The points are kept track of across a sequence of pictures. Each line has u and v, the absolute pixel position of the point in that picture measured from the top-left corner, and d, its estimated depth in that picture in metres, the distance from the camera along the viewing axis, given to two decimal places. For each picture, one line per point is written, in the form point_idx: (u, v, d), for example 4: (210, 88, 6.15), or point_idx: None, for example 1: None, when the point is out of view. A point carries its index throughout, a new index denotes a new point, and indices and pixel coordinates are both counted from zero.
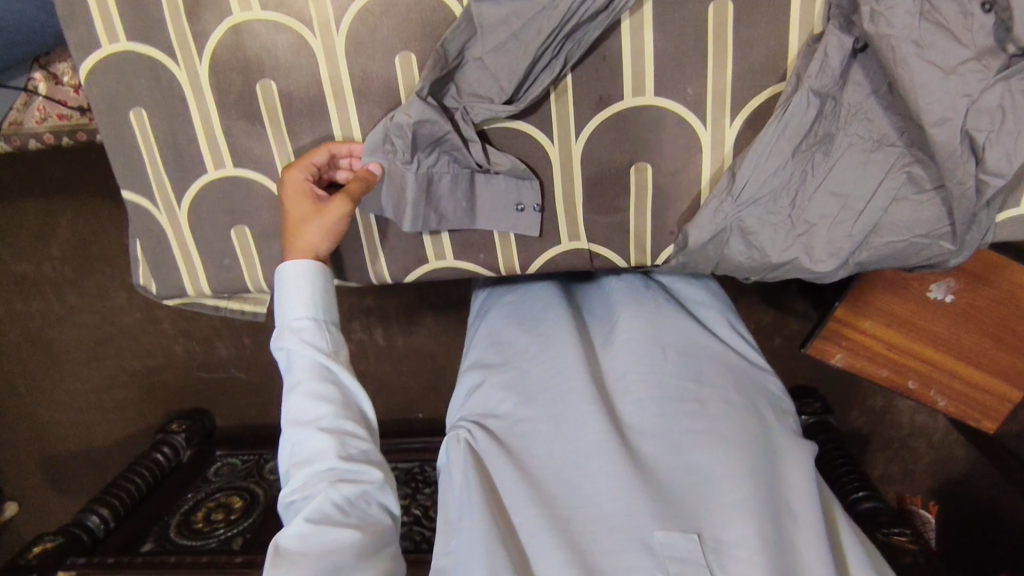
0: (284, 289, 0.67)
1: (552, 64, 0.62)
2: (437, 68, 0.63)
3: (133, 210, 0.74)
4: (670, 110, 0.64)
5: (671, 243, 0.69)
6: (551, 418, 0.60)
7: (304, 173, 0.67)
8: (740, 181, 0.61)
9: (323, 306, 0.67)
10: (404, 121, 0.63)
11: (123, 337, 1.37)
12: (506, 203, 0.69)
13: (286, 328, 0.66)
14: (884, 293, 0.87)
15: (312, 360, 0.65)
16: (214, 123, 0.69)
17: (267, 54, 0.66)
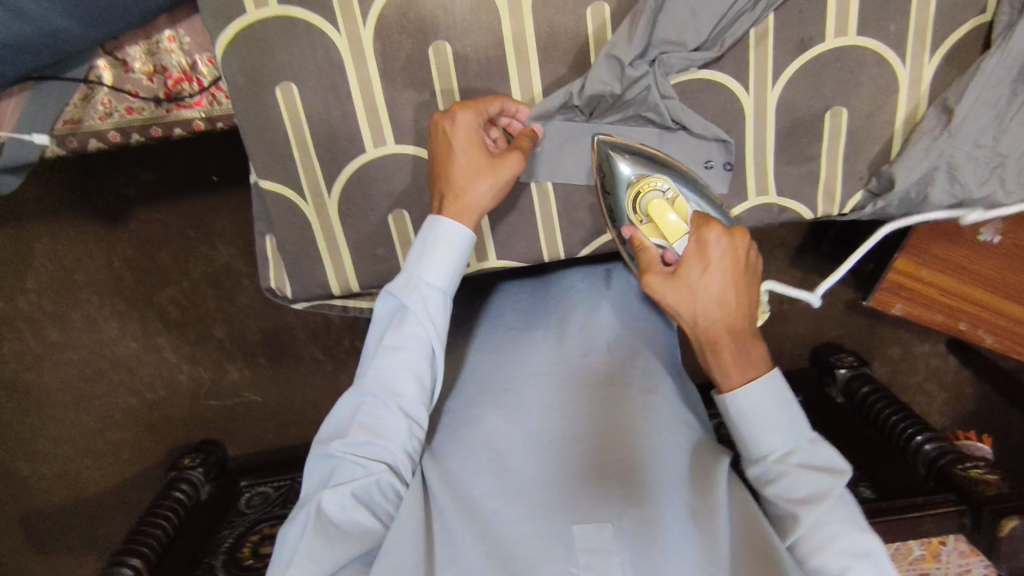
0: (424, 242, 0.58)
1: (752, 7, 0.60)
2: (648, 21, 0.58)
3: (270, 200, 0.66)
4: (869, 49, 0.62)
5: (862, 187, 0.68)
6: (507, 416, 0.58)
7: (475, 117, 0.58)
8: (957, 119, 0.62)
9: (455, 281, 0.59)
10: (607, 90, 0.61)
11: (115, 371, 1.17)
12: (694, 162, 0.66)
13: (415, 287, 0.58)
14: (938, 239, 0.88)
15: (422, 334, 0.57)
16: (376, 94, 0.62)
17: (442, 12, 0.59)
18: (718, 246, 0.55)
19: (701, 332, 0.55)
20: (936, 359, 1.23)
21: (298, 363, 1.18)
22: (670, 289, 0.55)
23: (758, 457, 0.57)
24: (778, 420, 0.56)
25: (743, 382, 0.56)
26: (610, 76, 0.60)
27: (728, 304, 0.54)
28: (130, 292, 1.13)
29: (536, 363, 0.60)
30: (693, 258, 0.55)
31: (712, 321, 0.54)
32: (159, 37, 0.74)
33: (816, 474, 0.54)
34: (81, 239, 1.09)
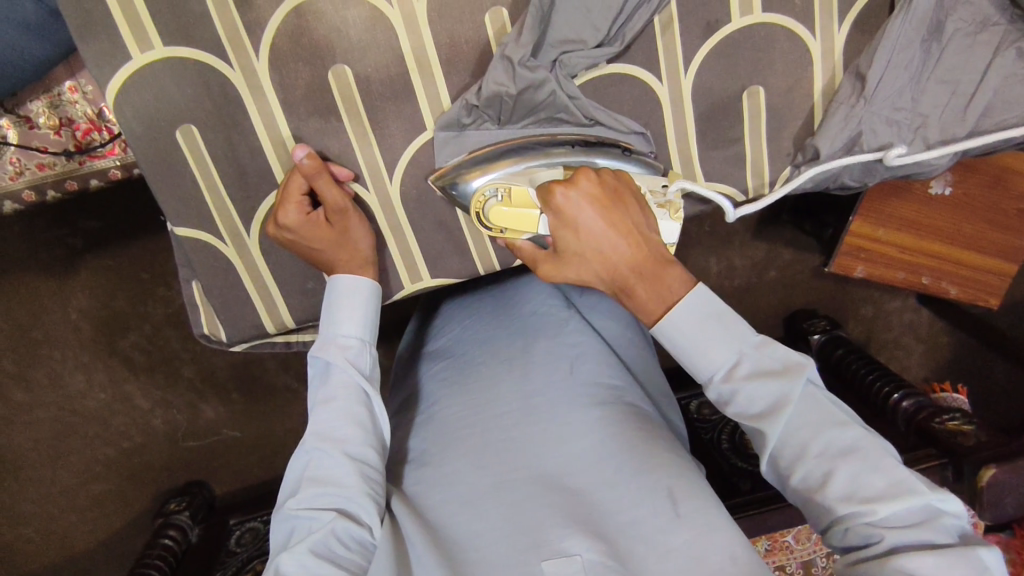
0: (334, 300, 0.61)
1: None
2: (538, 20, 0.57)
3: (189, 246, 0.63)
4: (778, 25, 0.62)
5: (787, 162, 0.67)
6: (464, 441, 0.57)
7: (298, 206, 0.59)
8: (871, 84, 0.61)
9: (373, 326, 0.61)
10: (502, 89, 0.58)
11: (79, 425, 1.13)
12: None
13: (332, 342, 0.60)
14: (891, 199, 0.87)
15: (351, 380, 0.58)
16: (281, 126, 0.60)
17: (338, 35, 0.58)
18: (572, 203, 0.53)
19: (614, 280, 0.54)
20: (901, 315, 1.23)
21: (264, 397, 1.15)
22: (559, 266, 0.56)
23: (706, 381, 0.54)
24: (712, 336, 0.53)
25: (664, 311, 0.54)
26: (505, 76, 0.58)
27: (612, 243, 0.53)
28: (83, 345, 1.09)
29: (476, 385, 0.60)
30: (557, 229, 0.54)
31: (614, 265, 0.54)
32: (60, 89, 0.71)
33: (766, 381, 0.51)
34: (27, 293, 1.06)
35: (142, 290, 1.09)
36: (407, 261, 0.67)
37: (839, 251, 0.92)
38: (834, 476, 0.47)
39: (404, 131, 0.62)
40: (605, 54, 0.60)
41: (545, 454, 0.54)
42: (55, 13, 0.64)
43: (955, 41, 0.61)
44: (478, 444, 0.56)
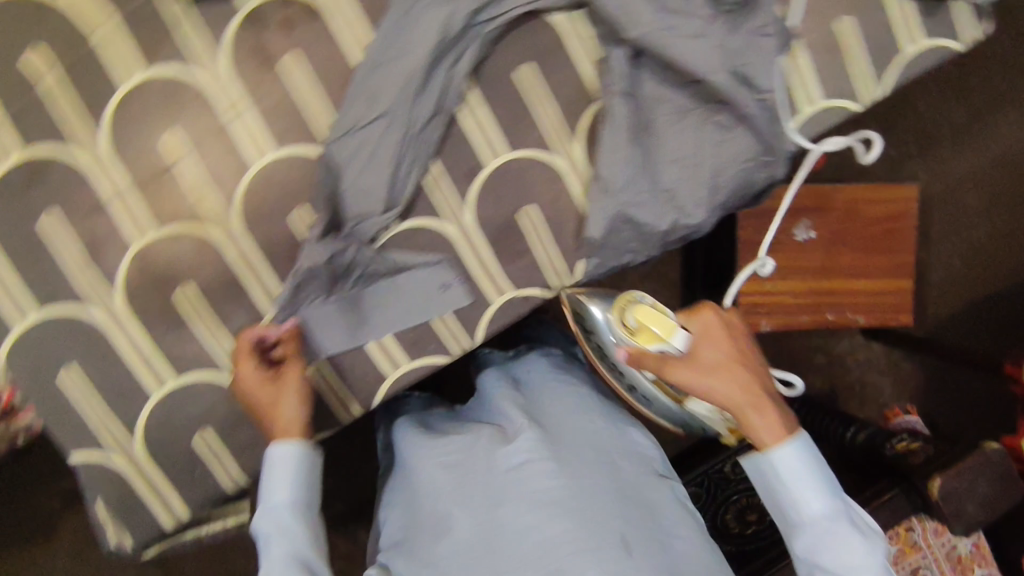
0: (268, 471, 0.72)
1: (412, 168, 0.72)
2: (324, 208, 0.71)
3: (86, 467, 0.74)
4: (525, 157, 0.75)
5: (582, 255, 0.78)
6: (453, 491, 0.72)
7: (253, 360, 0.72)
8: (607, 180, 0.74)
9: (304, 490, 0.73)
10: (316, 264, 0.71)
11: None
12: (431, 288, 0.75)
13: (268, 513, 0.71)
14: None
15: (285, 554, 0.69)
16: (145, 345, 0.73)
17: (175, 265, 0.72)
18: (715, 332, 0.73)
19: (737, 409, 0.70)
20: None
21: None
22: (689, 370, 0.71)
23: (796, 502, 0.70)
24: (817, 480, 0.69)
25: (777, 443, 0.70)
26: (318, 253, 0.71)
27: (732, 370, 0.71)
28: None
29: (442, 488, 0.73)
30: (698, 341, 0.73)
31: (725, 394, 0.70)
32: None
33: (857, 537, 0.67)
34: None
35: None
36: None
37: None
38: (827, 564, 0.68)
39: (248, 319, 0.74)
40: (393, 215, 0.73)
41: (539, 477, 0.69)
42: None
43: (670, 125, 0.75)
44: (446, 543, 0.69)
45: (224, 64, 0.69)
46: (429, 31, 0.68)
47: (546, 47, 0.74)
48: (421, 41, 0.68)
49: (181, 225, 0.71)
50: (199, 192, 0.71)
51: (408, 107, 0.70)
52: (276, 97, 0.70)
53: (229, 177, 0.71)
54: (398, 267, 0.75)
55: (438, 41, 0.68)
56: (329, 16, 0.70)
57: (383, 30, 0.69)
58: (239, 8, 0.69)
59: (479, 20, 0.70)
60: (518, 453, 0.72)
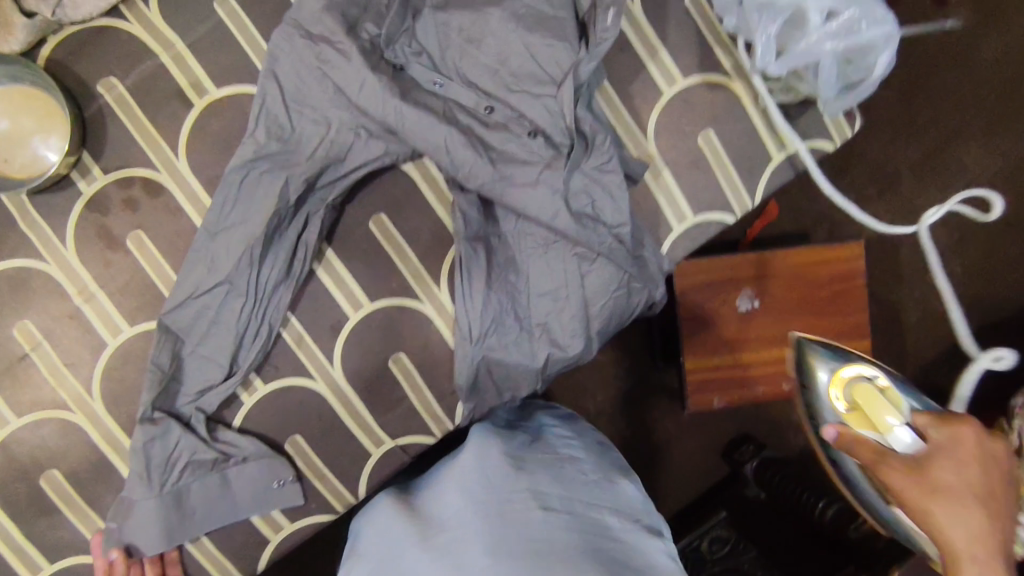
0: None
1: (260, 331, 0.72)
2: (157, 384, 0.69)
3: None
4: (389, 305, 0.75)
5: (456, 401, 0.77)
6: (410, 532, 0.63)
7: None
8: (465, 324, 0.72)
9: None
10: (136, 447, 0.68)
11: None
12: (263, 484, 0.73)
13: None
14: (706, 329, 1.02)
15: None
16: (15, 535, 0.71)
17: (39, 451, 0.71)
18: (947, 468, 0.53)
19: (954, 556, 0.49)
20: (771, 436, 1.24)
21: None
22: (914, 483, 0.53)
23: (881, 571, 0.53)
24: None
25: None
26: (143, 436, 0.68)
27: (969, 504, 0.51)
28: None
29: (380, 551, 0.63)
30: (935, 452, 0.55)
31: (964, 538, 0.49)
32: None
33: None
34: None
35: None
36: None
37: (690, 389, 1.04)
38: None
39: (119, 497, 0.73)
40: (236, 383, 0.71)
41: (504, 497, 0.64)
42: None
43: (531, 261, 0.73)
44: None
45: (71, 249, 0.70)
46: (264, 202, 0.68)
47: (398, 196, 0.75)
48: (257, 212, 0.68)
49: (40, 412, 0.71)
50: (58, 376, 0.71)
51: (248, 274, 0.69)
52: (126, 276, 0.71)
53: (87, 358, 0.71)
54: (244, 459, 0.73)
55: (274, 210, 0.68)
56: (172, 193, 0.71)
57: (217, 203, 0.68)
58: (80, 194, 0.70)
59: (317, 185, 0.71)
60: (472, 497, 0.64)
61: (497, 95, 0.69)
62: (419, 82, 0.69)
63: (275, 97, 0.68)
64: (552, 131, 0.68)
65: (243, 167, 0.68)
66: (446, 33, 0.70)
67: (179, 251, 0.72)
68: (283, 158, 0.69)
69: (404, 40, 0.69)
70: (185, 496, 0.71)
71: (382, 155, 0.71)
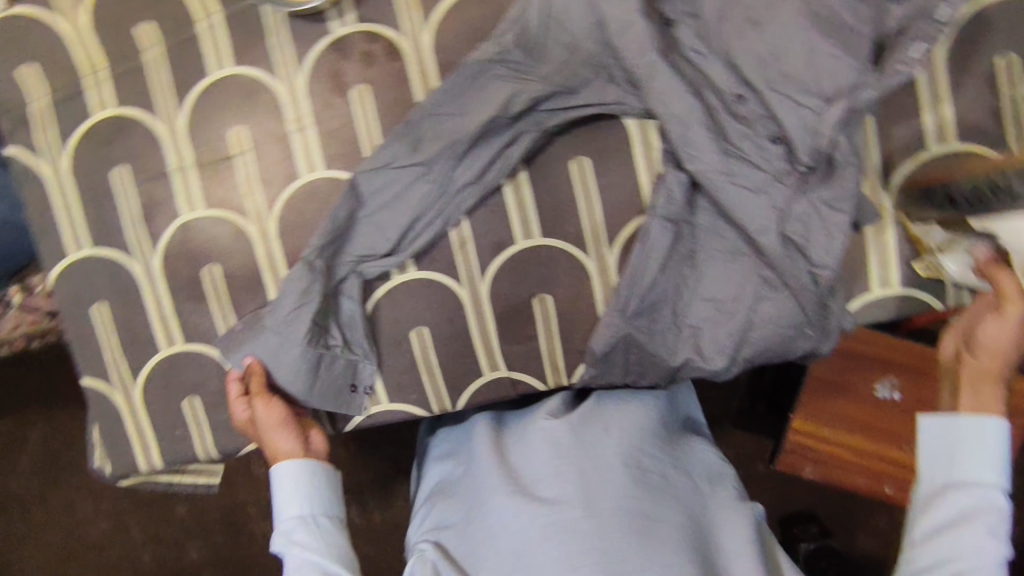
0: (274, 486, 0.72)
1: (433, 222, 0.74)
2: (328, 231, 0.71)
3: (93, 393, 0.81)
4: (557, 247, 0.75)
5: (580, 362, 0.76)
6: (504, 481, 0.66)
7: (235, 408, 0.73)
8: (623, 297, 0.70)
9: (318, 503, 0.72)
10: (292, 276, 0.71)
11: (83, 553, 1.31)
12: (343, 382, 0.76)
13: (278, 529, 0.70)
14: (836, 398, 0.96)
15: (309, 561, 0.68)
16: (166, 305, 0.78)
17: (210, 243, 0.77)
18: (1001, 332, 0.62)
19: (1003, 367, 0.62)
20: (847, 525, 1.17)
21: (231, 541, 1.29)
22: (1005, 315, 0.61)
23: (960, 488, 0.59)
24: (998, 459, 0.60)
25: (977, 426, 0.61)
26: (300, 270, 0.71)
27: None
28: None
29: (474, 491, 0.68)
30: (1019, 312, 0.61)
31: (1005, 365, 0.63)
32: None
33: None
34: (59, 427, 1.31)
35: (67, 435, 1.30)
36: None
37: (786, 448, 1.01)
38: (946, 570, 0.57)
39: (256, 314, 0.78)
40: (394, 261, 0.74)
41: (599, 476, 0.64)
42: None
43: (710, 266, 0.71)
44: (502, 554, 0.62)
45: (301, 80, 0.74)
46: (483, 108, 0.69)
47: (608, 146, 0.72)
48: (473, 114, 0.69)
49: (223, 211, 0.77)
50: (249, 187, 0.76)
51: (448, 165, 0.71)
52: (339, 122, 0.75)
53: (277, 182, 0.76)
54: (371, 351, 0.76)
55: (488, 120, 0.69)
56: (407, 64, 0.73)
57: (441, 93, 0.70)
58: (328, 33, 0.73)
59: (539, 107, 0.71)
60: (563, 454, 0.66)
61: (756, 89, 0.64)
62: (682, 43, 0.66)
63: (532, 10, 0.67)
64: (802, 149, 0.62)
65: (478, 67, 0.69)
66: (730, 4, 0.65)
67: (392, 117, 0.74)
68: (520, 72, 0.69)
69: None
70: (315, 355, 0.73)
71: (606, 103, 0.71)
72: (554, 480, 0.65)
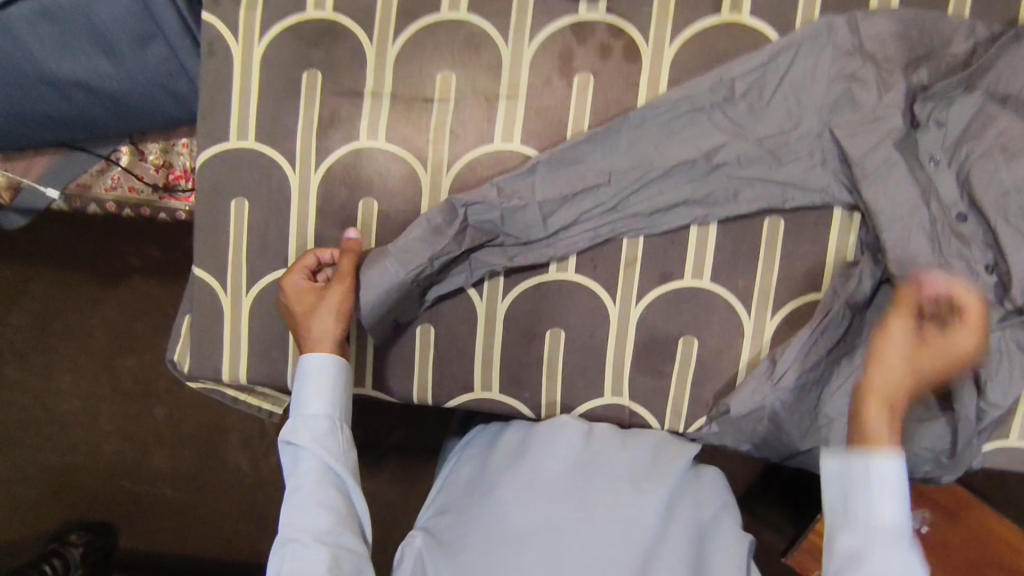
0: (304, 374, 0.64)
1: (599, 232, 0.72)
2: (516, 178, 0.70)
3: (198, 285, 0.77)
4: (721, 295, 0.73)
5: (704, 414, 0.75)
6: (511, 468, 0.69)
7: (297, 275, 0.69)
8: (779, 369, 0.69)
9: (339, 404, 0.64)
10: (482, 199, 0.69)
11: (51, 425, 1.28)
12: (397, 315, 0.73)
13: (298, 422, 0.62)
14: None
15: (320, 462, 0.61)
16: (309, 223, 0.75)
17: (377, 177, 0.74)
18: None
19: None
20: None
21: (208, 459, 1.25)
22: None
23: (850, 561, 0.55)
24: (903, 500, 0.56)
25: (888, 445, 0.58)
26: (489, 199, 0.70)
27: None
28: (93, 352, 1.25)
29: (488, 473, 0.70)
30: None
31: None
32: (177, 141, 0.90)
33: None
34: (76, 292, 1.24)
35: (90, 303, 1.25)
36: (358, 367, 0.77)
37: None
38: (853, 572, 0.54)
39: None
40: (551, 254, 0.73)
41: (598, 490, 0.67)
42: (144, 41, 0.78)
43: None
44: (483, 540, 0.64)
45: (531, 49, 0.71)
46: (686, 146, 0.69)
47: (809, 216, 0.71)
48: (675, 150, 0.69)
49: (403, 150, 0.73)
50: (437, 136, 0.73)
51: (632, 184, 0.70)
52: (552, 102, 0.72)
53: (468, 139, 0.73)
54: (427, 302, 0.75)
55: (687, 159, 0.69)
56: (641, 67, 0.70)
57: (655, 117, 0.69)
58: (575, 13, 0.71)
59: (746, 162, 0.70)
60: (572, 458, 0.69)
61: (989, 221, 0.64)
62: (922, 150, 0.66)
63: (776, 72, 0.68)
64: (1017, 289, 0.63)
65: (693, 108, 0.69)
66: (985, 125, 0.65)
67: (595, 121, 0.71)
68: (736, 127, 0.69)
69: (941, 104, 0.66)
70: (406, 296, 0.72)
71: (809, 190, 0.70)
72: (551, 478, 0.67)
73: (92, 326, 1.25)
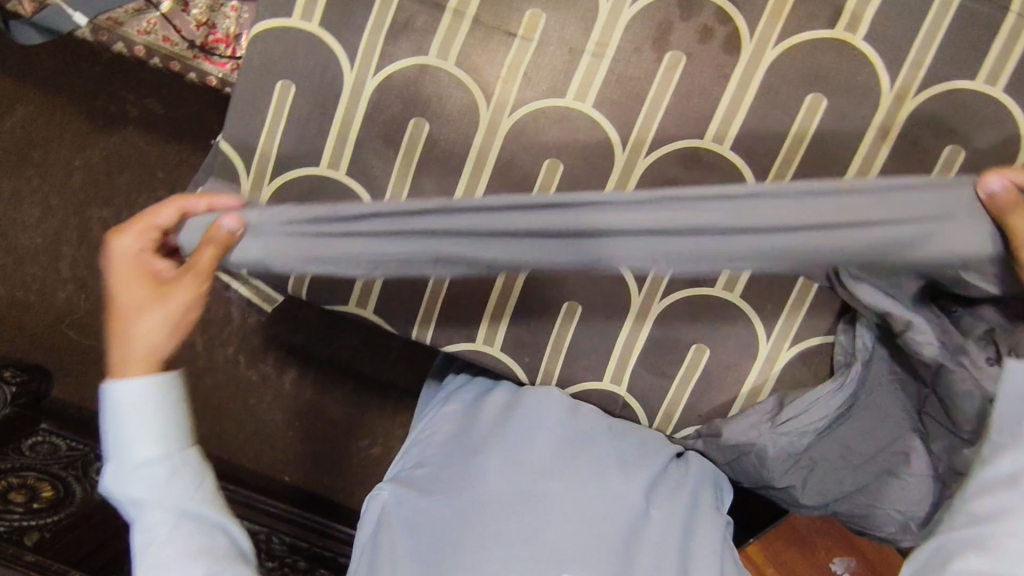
0: (113, 415, 0.54)
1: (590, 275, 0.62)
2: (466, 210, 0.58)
3: (219, 160, 0.73)
4: (745, 313, 0.71)
5: (694, 424, 0.75)
6: (484, 433, 0.69)
7: (138, 238, 0.59)
8: (784, 414, 0.69)
9: (171, 432, 0.55)
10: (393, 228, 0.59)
11: (11, 252, 1.21)
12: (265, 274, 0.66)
13: (128, 470, 0.53)
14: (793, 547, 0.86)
15: (167, 507, 0.53)
16: (353, 128, 0.70)
17: (435, 100, 0.69)
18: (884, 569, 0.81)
19: None
20: None
21: None
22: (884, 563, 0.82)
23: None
24: None
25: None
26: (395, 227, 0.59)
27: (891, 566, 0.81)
28: (68, 193, 1.19)
29: (461, 435, 0.71)
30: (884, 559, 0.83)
31: None
32: (226, 3, 0.84)
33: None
34: (70, 125, 1.17)
35: (82, 142, 1.18)
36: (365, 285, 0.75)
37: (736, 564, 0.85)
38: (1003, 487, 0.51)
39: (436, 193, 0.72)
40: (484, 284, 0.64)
41: (573, 465, 0.66)
42: None
43: (866, 413, 0.70)
44: (456, 500, 0.64)
45: (631, 11, 0.67)
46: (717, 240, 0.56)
47: None
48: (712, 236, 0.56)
49: (470, 79, 0.69)
50: (509, 75, 0.69)
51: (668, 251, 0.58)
52: (637, 74, 0.68)
53: (540, 88, 0.69)
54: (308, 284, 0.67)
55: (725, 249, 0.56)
56: (737, 63, 0.67)
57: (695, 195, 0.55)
58: None
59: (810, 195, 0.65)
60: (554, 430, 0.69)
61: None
62: None
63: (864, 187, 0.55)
64: None
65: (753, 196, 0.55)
66: None
67: (653, 112, 0.68)
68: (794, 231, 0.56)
69: None
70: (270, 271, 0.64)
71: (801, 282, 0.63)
72: (527, 447, 0.67)
73: (81, 167, 1.19)
